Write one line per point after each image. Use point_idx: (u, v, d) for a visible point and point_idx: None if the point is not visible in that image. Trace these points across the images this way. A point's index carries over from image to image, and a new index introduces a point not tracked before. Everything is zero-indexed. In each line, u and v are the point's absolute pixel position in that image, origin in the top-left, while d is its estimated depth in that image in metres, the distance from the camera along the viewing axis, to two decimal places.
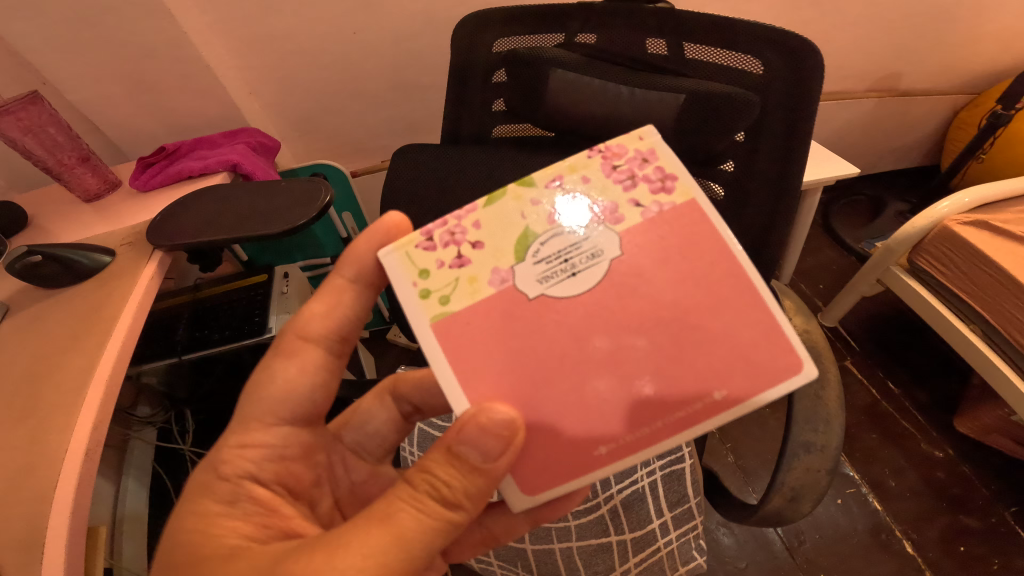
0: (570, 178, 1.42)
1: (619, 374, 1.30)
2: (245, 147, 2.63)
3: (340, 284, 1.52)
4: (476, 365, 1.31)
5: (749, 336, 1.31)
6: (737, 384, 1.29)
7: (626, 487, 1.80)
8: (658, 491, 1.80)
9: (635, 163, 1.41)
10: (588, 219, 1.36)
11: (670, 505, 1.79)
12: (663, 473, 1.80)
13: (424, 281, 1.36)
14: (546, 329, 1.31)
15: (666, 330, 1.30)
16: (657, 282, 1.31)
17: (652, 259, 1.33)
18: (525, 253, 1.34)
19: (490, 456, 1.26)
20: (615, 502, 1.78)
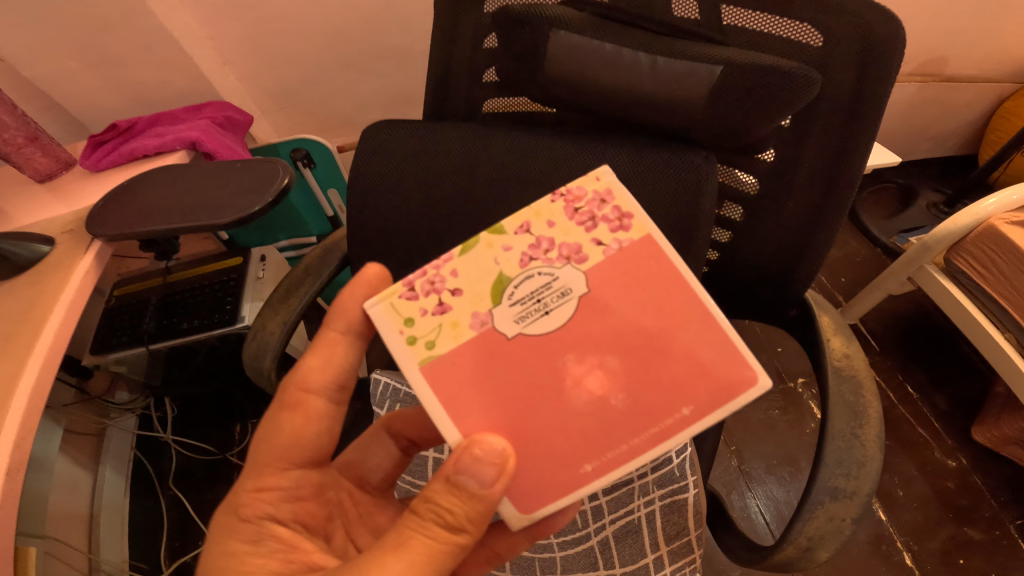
0: (536, 225, 1.21)
1: (596, 395, 1.12)
2: (207, 123, 2.41)
3: (332, 334, 1.32)
4: (449, 402, 1.13)
5: (708, 358, 1.12)
6: (700, 392, 1.10)
7: (616, 508, 1.40)
8: (653, 513, 1.39)
9: (594, 206, 1.21)
10: (544, 262, 1.18)
11: (671, 535, 1.37)
12: (660, 490, 1.39)
13: (409, 328, 1.18)
14: (520, 356, 1.14)
15: (627, 345, 1.13)
16: (627, 299, 1.14)
17: (617, 287, 1.15)
18: (495, 292, 1.17)
19: (487, 489, 1.08)
20: (603, 529, 1.40)
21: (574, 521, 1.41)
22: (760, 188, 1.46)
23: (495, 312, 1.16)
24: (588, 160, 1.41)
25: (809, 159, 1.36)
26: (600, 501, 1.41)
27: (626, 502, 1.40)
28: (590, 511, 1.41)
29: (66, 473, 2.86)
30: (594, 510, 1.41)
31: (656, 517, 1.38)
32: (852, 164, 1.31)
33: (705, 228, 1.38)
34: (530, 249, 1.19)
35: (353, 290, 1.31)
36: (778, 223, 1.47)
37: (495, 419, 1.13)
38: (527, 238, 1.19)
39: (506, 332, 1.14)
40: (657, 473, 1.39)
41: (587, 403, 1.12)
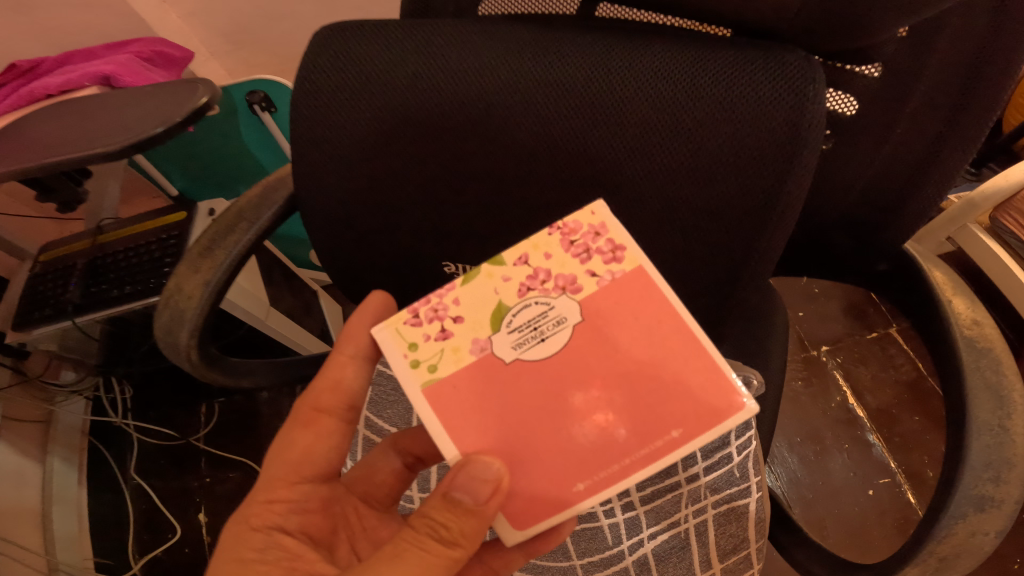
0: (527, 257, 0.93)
1: (588, 416, 0.85)
2: (128, 57, 1.94)
3: (343, 356, 1.01)
4: (441, 415, 0.87)
5: (692, 382, 0.85)
6: (683, 412, 0.84)
7: (655, 514, 1.08)
8: (705, 520, 1.07)
9: (587, 238, 0.93)
10: (533, 292, 0.91)
11: (726, 549, 1.06)
12: (713, 492, 1.08)
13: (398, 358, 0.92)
14: (517, 371, 0.87)
15: (597, 368, 0.86)
16: (628, 319, 0.88)
17: (590, 308, 0.89)
18: (497, 318, 0.90)
19: (481, 505, 0.80)
20: (638, 541, 1.07)
21: (602, 531, 1.09)
22: (860, 113, 1.08)
23: (493, 343, 0.89)
24: (635, 94, 0.96)
25: (933, 74, 1.00)
26: (635, 503, 1.09)
27: (669, 505, 1.08)
28: (621, 516, 1.09)
29: (9, 464, 2.43)
30: (625, 518, 1.09)
31: (708, 525, 1.07)
32: (995, 74, 0.96)
33: (811, 153, 0.90)
34: (528, 280, 0.92)
35: (362, 317, 1.02)
36: (873, 161, 1.13)
37: (486, 439, 0.86)
38: (525, 268, 0.92)
39: (505, 356, 0.88)
40: (711, 465, 1.08)
41: (576, 423, 0.85)
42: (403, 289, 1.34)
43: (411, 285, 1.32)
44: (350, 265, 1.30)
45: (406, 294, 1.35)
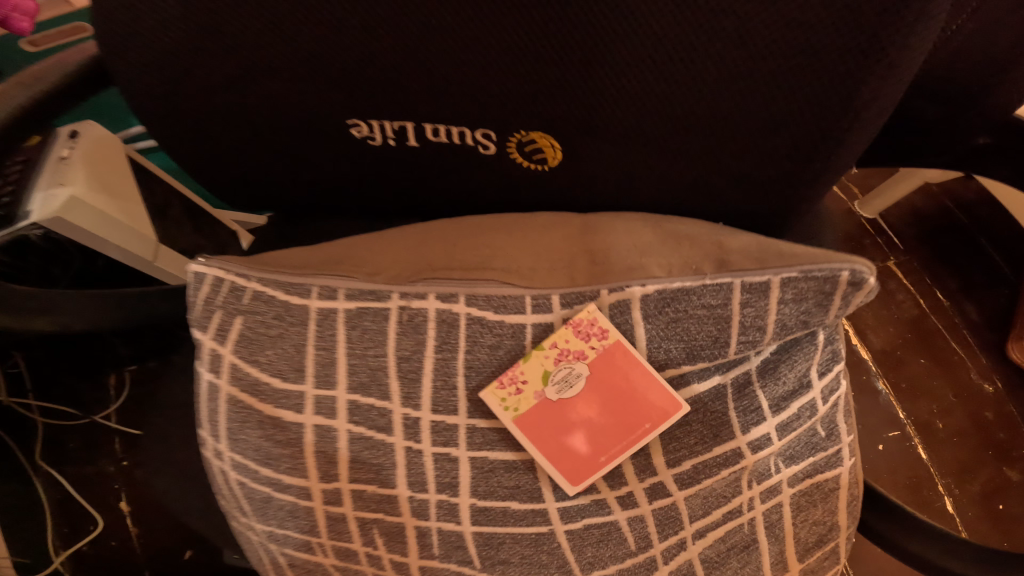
0: (496, 223, 0.61)
1: (606, 391, 0.53)
2: None
3: (206, 329, 0.61)
4: (551, 456, 0.54)
5: (790, 262, 0.51)
6: (788, 315, 0.51)
7: (696, 512, 0.54)
8: (783, 509, 0.57)
9: (591, 225, 0.58)
10: (508, 260, 0.58)
11: (806, 545, 0.59)
12: (786, 467, 0.55)
13: (265, 477, 0.57)
14: (610, 381, 0.53)
15: (618, 296, 0.53)
16: (650, 231, 0.56)
17: (589, 223, 0.58)
18: (549, 337, 0.53)
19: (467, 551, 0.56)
20: (678, 548, 0.55)
21: (619, 531, 0.55)
22: None
23: (567, 366, 0.53)
24: None
25: None
26: (658, 509, 0.54)
27: (728, 502, 0.54)
28: (641, 519, 0.55)
29: None
30: (645, 524, 0.55)
31: (784, 514, 0.57)
32: None
33: None
34: (497, 279, 0.56)
35: (226, 267, 0.64)
36: None
37: (600, 478, 0.54)
38: (486, 277, 0.57)
39: (584, 373, 0.53)
40: (782, 432, 0.53)
41: (560, 438, 0.54)
42: (290, 188, 0.72)
43: (298, 171, 0.69)
44: (195, 163, 0.70)
45: (302, 194, 0.73)
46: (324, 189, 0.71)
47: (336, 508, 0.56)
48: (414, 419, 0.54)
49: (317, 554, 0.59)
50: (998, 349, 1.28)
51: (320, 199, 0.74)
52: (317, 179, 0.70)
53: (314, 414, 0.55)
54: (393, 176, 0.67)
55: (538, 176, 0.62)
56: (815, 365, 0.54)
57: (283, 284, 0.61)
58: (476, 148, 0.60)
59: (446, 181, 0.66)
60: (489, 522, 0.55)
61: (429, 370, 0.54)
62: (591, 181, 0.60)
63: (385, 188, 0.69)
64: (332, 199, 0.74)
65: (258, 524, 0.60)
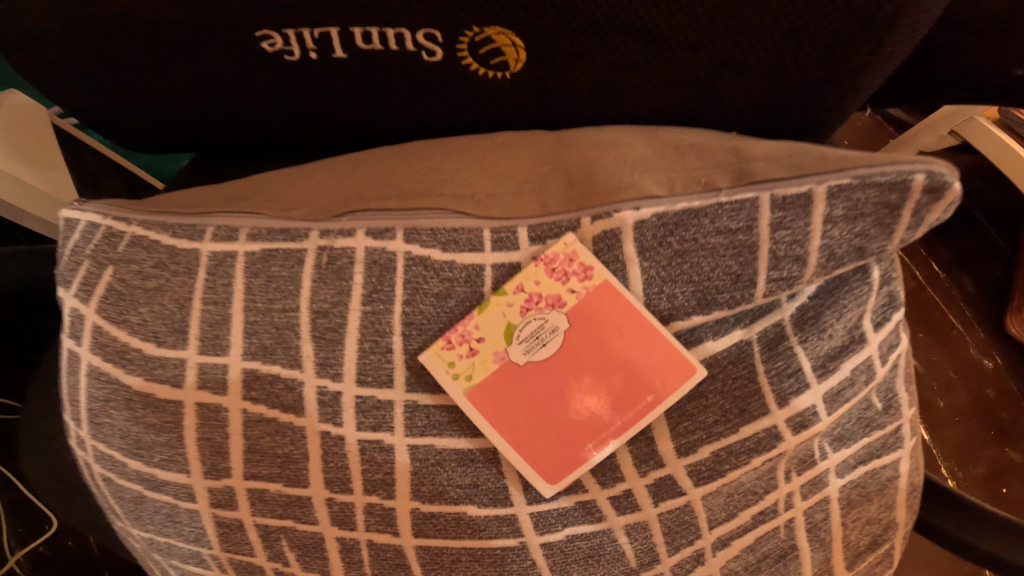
0: (449, 146, 0.47)
1: (591, 354, 0.39)
2: None
3: (72, 285, 0.47)
4: (518, 443, 0.39)
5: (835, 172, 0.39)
6: (836, 244, 0.38)
7: (717, 515, 0.41)
8: (831, 508, 0.43)
9: (570, 139, 0.44)
10: (463, 184, 0.44)
11: (857, 551, 0.45)
12: (835, 451, 0.41)
13: (140, 469, 0.43)
14: (596, 338, 0.40)
15: (604, 225, 0.40)
16: (648, 142, 0.42)
17: (570, 138, 0.44)
18: (513, 279, 0.40)
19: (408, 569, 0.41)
20: (693, 562, 0.41)
21: (613, 543, 0.41)
22: None
23: (537, 317, 0.40)
24: None
25: None
26: (666, 513, 0.40)
27: (758, 498, 0.41)
28: (643, 526, 0.40)
29: None
30: (650, 533, 0.41)
31: (833, 515, 0.43)
32: None
33: None
34: (448, 210, 0.42)
35: (106, 211, 0.49)
36: None
37: (586, 473, 0.40)
38: (433, 208, 0.43)
39: (562, 328, 0.40)
40: (833, 405, 0.39)
41: (533, 420, 0.39)
42: (200, 124, 0.56)
43: (203, 98, 0.53)
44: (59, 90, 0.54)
45: (216, 133, 0.58)
46: (240, 123, 0.56)
47: (228, 514, 0.42)
48: (326, 396, 0.39)
49: (214, 570, 0.45)
50: (988, 320, 0.89)
51: (240, 139, 0.58)
52: (229, 109, 0.54)
53: (197, 389, 0.41)
54: (324, 102, 0.52)
55: (506, 92, 0.47)
56: (871, 313, 0.40)
57: (171, 226, 0.46)
58: (419, 56, 0.45)
59: (392, 104, 0.50)
60: (439, 534, 0.40)
61: (352, 329, 0.40)
62: (580, 90, 0.46)
63: (317, 118, 0.54)
64: (254, 137, 0.58)
65: (134, 528, 0.47)
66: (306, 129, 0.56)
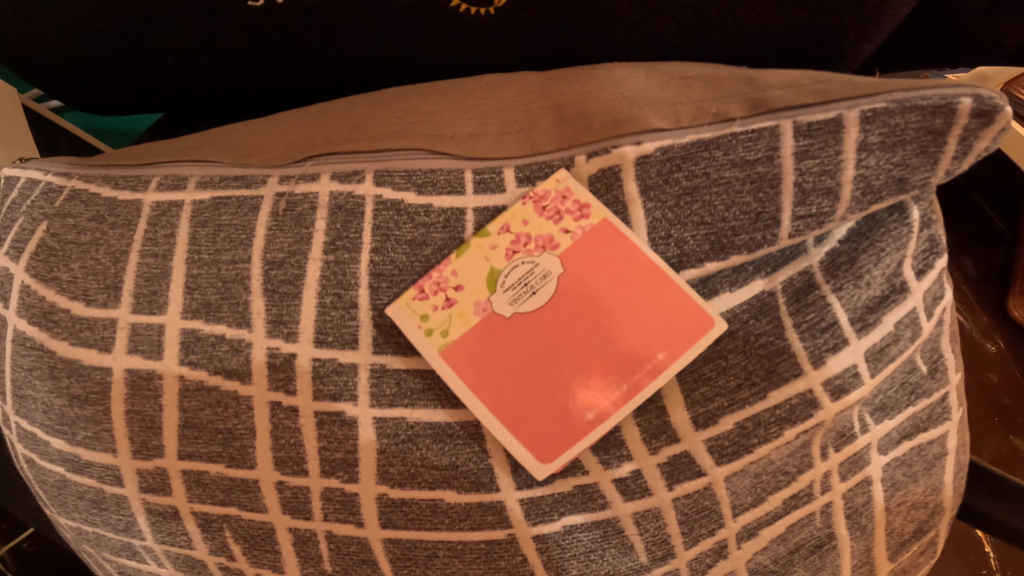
0: (427, 91, 0.41)
1: (589, 305, 0.34)
2: None
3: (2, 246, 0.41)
4: (503, 412, 0.33)
5: (872, 98, 0.33)
6: (868, 179, 0.33)
7: (742, 500, 0.34)
8: (873, 490, 0.37)
9: (562, 76, 0.39)
10: (442, 123, 0.39)
11: (900, 538, 0.39)
12: (876, 422, 0.36)
13: (67, 449, 0.37)
14: (594, 285, 0.34)
15: (603, 163, 0.35)
16: (651, 74, 0.37)
17: (564, 76, 0.39)
18: (497, 218, 0.35)
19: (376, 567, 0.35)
20: (714, 555, 0.35)
21: (619, 535, 0.34)
22: None
23: (526, 261, 0.35)
24: None
25: None
26: (682, 498, 0.34)
27: (790, 480, 0.35)
28: (656, 514, 0.34)
29: None
30: (663, 523, 0.34)
31: (875, 498, 0.37)
32: None
33: None
34: (424, 151, 0.37)
35: (43, 166, 0.44)
36: None
37: (586, 450, 0.33)
38: (407, 149, 0.37)
39: (555, 274, 0.34)
40: (876, 365, 0.34)
41: (524, 385, 0.33)
42: (153, 82, 0.49)
43: (154, 51, 0.46)
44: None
45: (174, 94, 0.50)
46: (198, 81, 0.48)
47: (160, 500, 0.35)
48: (278, 362, 0.33)
49: (151, 563, 0.39)
50: (989, 305, 0.81)
51: (198, 101, 0.51)
52: (184, 64, 0.46)
53: (128, 353, 0.35)
54: (291, 51, 0.44)
55: (500, 29, 0.40)
56: (911, 259, 0.35)
57: (113, 175, 0.41)
58: None
59: (369, 51, 0.43)
60: (412, 525, 0.34)
61: (311, 282, 0.34)
62: (589, 22, 0.38)
63: (285, 74, 0.46)
64: (215, 99, 0.50)
65: (61, 517, 0.41)
66: (273, 89, 0.48)
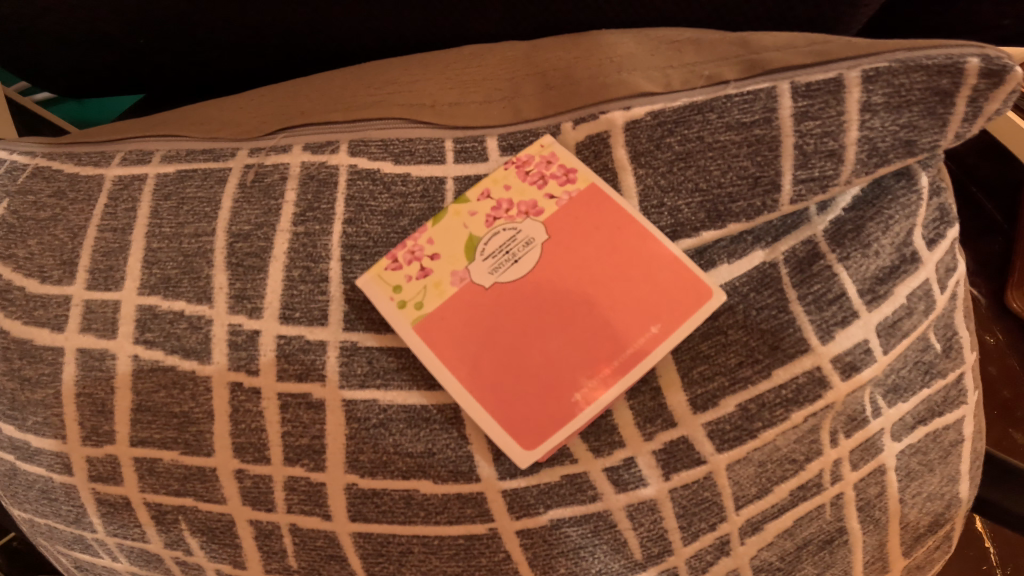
0: (406, 63, 0.39)
1: (576, 274, 0.32)
2: None
3: None
4: (482, 390, 0.30)
5: (879, 57, 0.31)
6: (873, 142, 0.31)
7: (746, 491, 0.31)
8: (887, 480, 0.34)
9: (546, 45, 0.36)
10: (421, 92, 0.36)
11: (915, 533, 0.36)
12: (890, 405, 0.33)
13: (17, 437, 0.35)
14: (582, 253, 0.32)
15: (590, 130, 0.33)
16: (640, 40, 0.35)
17: (549, 44, 0.37)
18: (478, 184, 0.33)
19: (344, 560, 0.32)
20: (716, 552, 0.32)
21: (612, 530, 0.31)
22: None
23: (508, 228, 0.33)
24: None
25: None
26: (680, 488, 0.31)
27: (797, 469, 0.32)
28: (652, 507, 0.31)
29: None
30: (659, 517, 0.31)
31: (890, 490, 0.34)
32: None
33: None
34: (401, 120, 0.35)
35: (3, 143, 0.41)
36: None
37: (575, 435, 0.30)
38: (383, 118, 0.35)
39: (539, 241, 0.32)
40: (889, 340, 0.32)
41: (506, 361, 0.31)
42: (124, 62, 0.46)
43: (127, 30, 0.43)
44: None
45: (147, 75, 0.48)
46: (168, 60, 0.46)
47: (111, 490, 0.34)
48: (239, 339, 0.31)
49: (105, 557, 0.37)
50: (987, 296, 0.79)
51: (172, 81, 0.49)
52: (158, 43, 0.44)
53: (80, 332, 0.33)
54: (265, 24, 0.41)
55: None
56: (921, 228, 0.33)
57: (77, 150, 0.39)
58: None
59: (348, 21, 0.40)
60: (384, 518, 0.31)
61: (278, 255, 0.32)
62: None
63: (258, 48, 0.44)
64: (191, 79, 0.48)
65: (13, 509, 0.38)
66: (252, 65, 0.45)
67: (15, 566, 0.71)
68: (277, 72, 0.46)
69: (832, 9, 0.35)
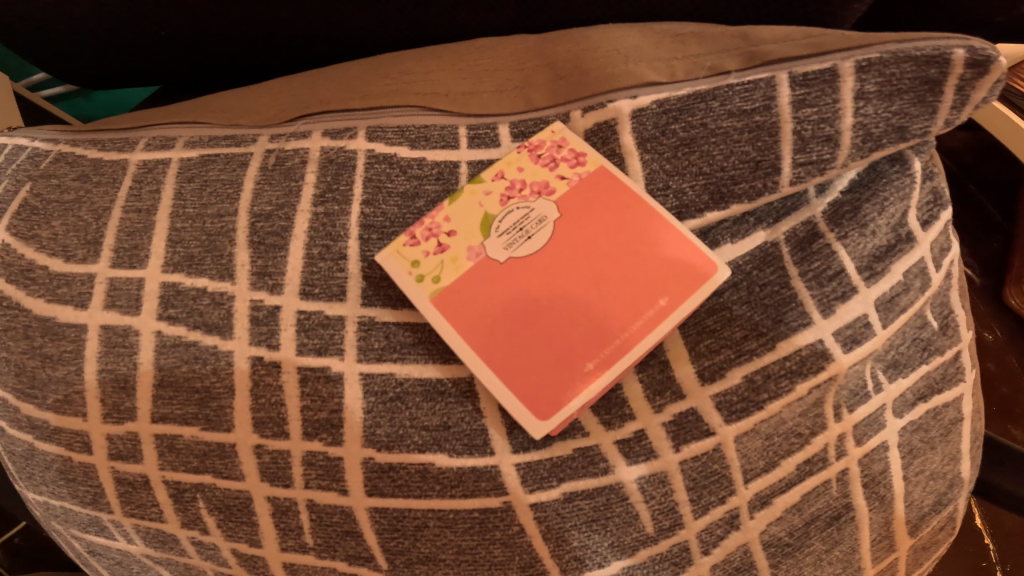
0: (420, 56, 0.40)
1: (586, 251, 0.33)
2: None
3: None
4: (497, 360, 0.31)
5: (872, 48, 0.32)
6: (867, 128, 0.32)
7: (754, 465, 0.32)
8: (890, 457, 0.35)
9: (556, 38, 0.38)
10: (436, 81, 0.38)
11: (919, 511, 0.37)
12: (890, 381, 0.34)
13: (36, 417, 0.36)
14: (592, 230, 0.33)
15: (598, 116, 0.34)
16: (645, 34, 0.37)
17: (558, 37, 0.38)
18: (491, 166, 0.34)
19: (361, 535, 0.33)
20: (725, 526, 0.33)
21: (624, 503, 0.32)
22: None
23: (520, 207, 0.34)
24: None
25: None
26: (689, 461, 0.32)
27: (803, 443, 0.33)
28: (662, 479, 0.32)
29: None
30: (670, 489, 0.32)
31: (892, 466, 0.35)
32: None
33: None
34: (417, 107, 0.36)
35: (26, 130, 0.42)
36: None
37: (586, 407, 0.31)
38: (399, 106, 0.37)
39: (551, 219, 0.34)
40: (886, 317, 0.33)
41: (519, 333, 0.32)
42: (143, 55, 0.48)
43: (150, 22, 0.45)
44: None
45: (167, 69, 0.50)
46: (188, 53, 0.47)
47: (130, 468, 0.34)
48: (260, 315, 0.32)
49: (120, 539, 0.37)
50: (987, 294, 0.80)
51: (190, 74, 0.50)
52: (179, 37, 0.46)
53: (104, 310, 0.34)
54: (286, 14, 0.43)
55: None
56: (915, 210, 0.34)
57: (100, 136, 0.40)
58: None
59: (366, 12, 0.42)
60: (400, 492, 0.32)
61: (299, 234, 0.33)
62: None
63: (275, 43, 0.45)
64: (208, 72, 0.50)
65: (29, 492, 0.39)
66: (268, 58, 0.47)
67: (18, 564, 0.71)
68: (292, 64, 0.48)
69: (827, 5, 0.37)
